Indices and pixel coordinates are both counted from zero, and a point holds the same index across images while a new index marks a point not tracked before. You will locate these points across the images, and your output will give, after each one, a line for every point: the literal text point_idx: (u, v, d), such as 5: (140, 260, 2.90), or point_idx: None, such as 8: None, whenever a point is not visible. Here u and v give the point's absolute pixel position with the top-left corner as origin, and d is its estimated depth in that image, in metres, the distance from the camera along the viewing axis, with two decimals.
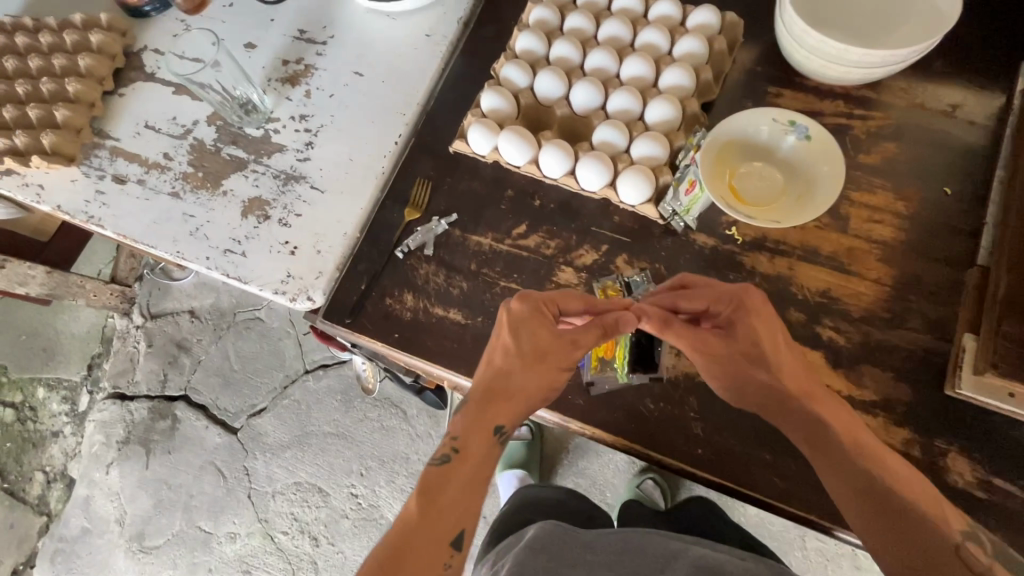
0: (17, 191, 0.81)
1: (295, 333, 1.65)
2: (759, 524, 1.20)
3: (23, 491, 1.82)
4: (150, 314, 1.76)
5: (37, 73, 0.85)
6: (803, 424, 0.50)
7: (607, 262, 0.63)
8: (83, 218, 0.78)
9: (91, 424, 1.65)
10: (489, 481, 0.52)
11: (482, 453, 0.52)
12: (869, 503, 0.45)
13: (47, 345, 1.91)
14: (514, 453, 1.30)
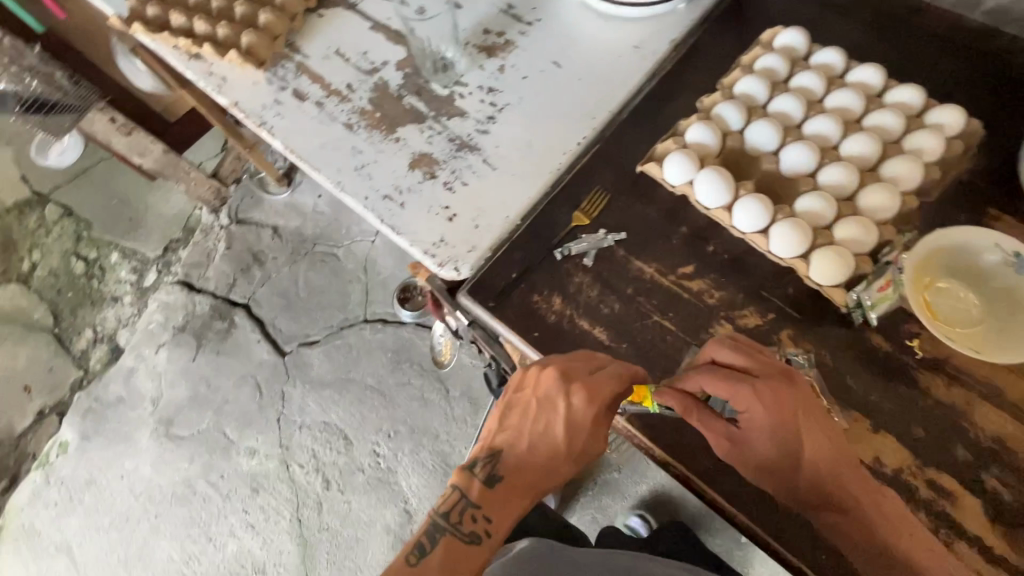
0: (201, 78, 0.83)
1: (365, 280, 1.67)
2: None
3: (70, 341, 1.94)
4: (237, 218, 1.81)
5: None
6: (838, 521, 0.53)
7: (770, 332, 0.61)
8: (255, 121, 0.80)
9: (155, 303, 1.71)
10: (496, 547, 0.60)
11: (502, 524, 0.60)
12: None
13: (133, 216, 2.00)
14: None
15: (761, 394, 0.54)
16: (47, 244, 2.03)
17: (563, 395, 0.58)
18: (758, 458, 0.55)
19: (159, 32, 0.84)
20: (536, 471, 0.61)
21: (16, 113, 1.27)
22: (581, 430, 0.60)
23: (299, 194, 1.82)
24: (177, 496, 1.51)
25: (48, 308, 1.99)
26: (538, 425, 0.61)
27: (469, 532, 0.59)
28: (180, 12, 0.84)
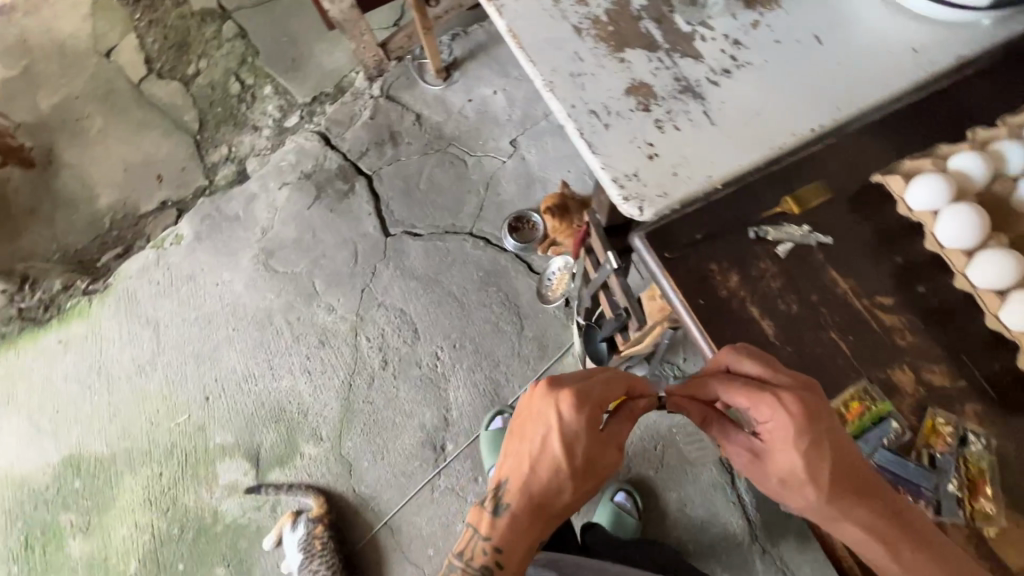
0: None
1: (483, 196, 1.68)
2: None
3: (206, 151, 2.14)
4: (387, 93, 1.85)
5: None
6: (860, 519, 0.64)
7: (932, 377, 0.73)
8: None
9: (292, 143, 1.78)
10: (523, 552, 0.82)
11: (517, 536, 0.81)
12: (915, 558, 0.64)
13: (296, 58, 2.08)
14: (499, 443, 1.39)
15: (779, 415, 0.64)
16: (214, 57, 2.23)
17: (549, 416, 0.75)
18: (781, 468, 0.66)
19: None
20: (541, 494, 0.79)
21: None
22: (574, 440, 0.75)
23: (451, 93, 1.82)
24: (255, 319, 1.60)
25: (198, 113, 2.21)
26: (539, 450, 0.77)
27: (488, 556, 0.82)
28: None
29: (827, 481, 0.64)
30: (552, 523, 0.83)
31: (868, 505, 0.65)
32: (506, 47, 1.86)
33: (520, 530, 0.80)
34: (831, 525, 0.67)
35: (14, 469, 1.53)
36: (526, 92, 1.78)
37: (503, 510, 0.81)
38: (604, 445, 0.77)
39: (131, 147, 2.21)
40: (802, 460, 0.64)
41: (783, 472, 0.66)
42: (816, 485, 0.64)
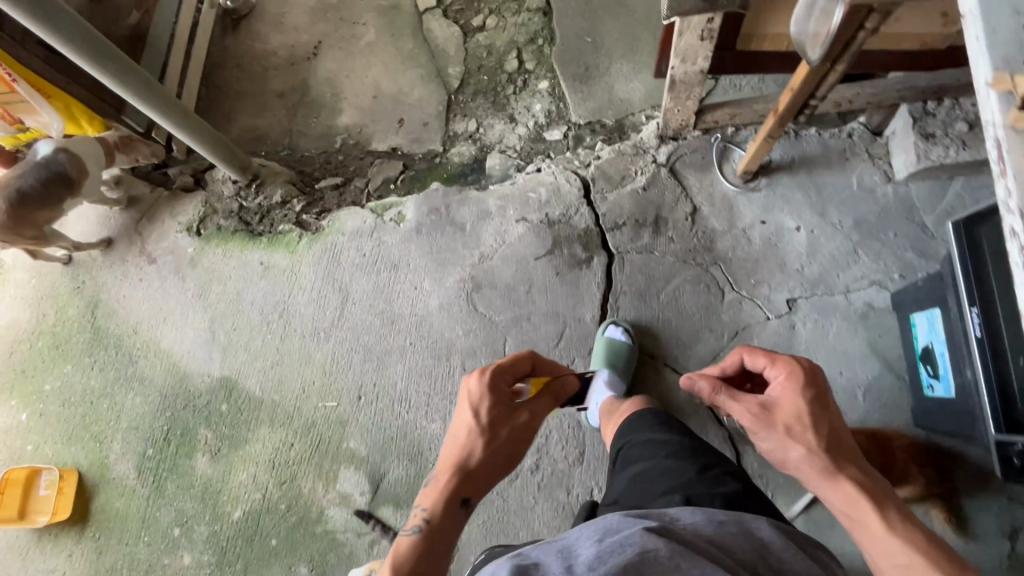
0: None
1: (724, 346, 1.41)
2: None
3: (454, 117, 2.02)
4: (671, 165, 1.58)
5: None
6: (850, 476, 0.80)
7: None
8: None
9: (550, 178, 1.59)
10: (454, 508, 0.90)
11: (447, 494, 0.90)
12: (905, 529, 0.74)
13: (588, 65, 1.83)
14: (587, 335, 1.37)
15: (792, 372, 0.90)
16: (506, 20, 2.03)
17: (466, 391, 0.99)
18: (784, 417, 0.86)
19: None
20: (466, 454, 0.93)
21: None
22: (488, 407, 0.96)
23: (744, 202, 1.52)
24: (434, 346, 1.51)
25: (463, 72, 2.06)
26: (463, 418, 0.96)
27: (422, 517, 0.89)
28: None
29: (826, 435, 0.84)
30: (479, 482, 0.93)
31: (853, 462, 0.82)
32: (836, 177, 1.50)
33: (449, 487, 0.91)
34: (828, 483, 0.81)
35: (182, 362, 1.62)
36: (836, 247, 1.43)
37: (432, 473, 0.95)
38: (513, 415, 0.98)
39: (389, 75, 2.14)
40: (804, 399, 0.87)
41: (789, 417, 0.86)
42: (812, 425, 0.85)
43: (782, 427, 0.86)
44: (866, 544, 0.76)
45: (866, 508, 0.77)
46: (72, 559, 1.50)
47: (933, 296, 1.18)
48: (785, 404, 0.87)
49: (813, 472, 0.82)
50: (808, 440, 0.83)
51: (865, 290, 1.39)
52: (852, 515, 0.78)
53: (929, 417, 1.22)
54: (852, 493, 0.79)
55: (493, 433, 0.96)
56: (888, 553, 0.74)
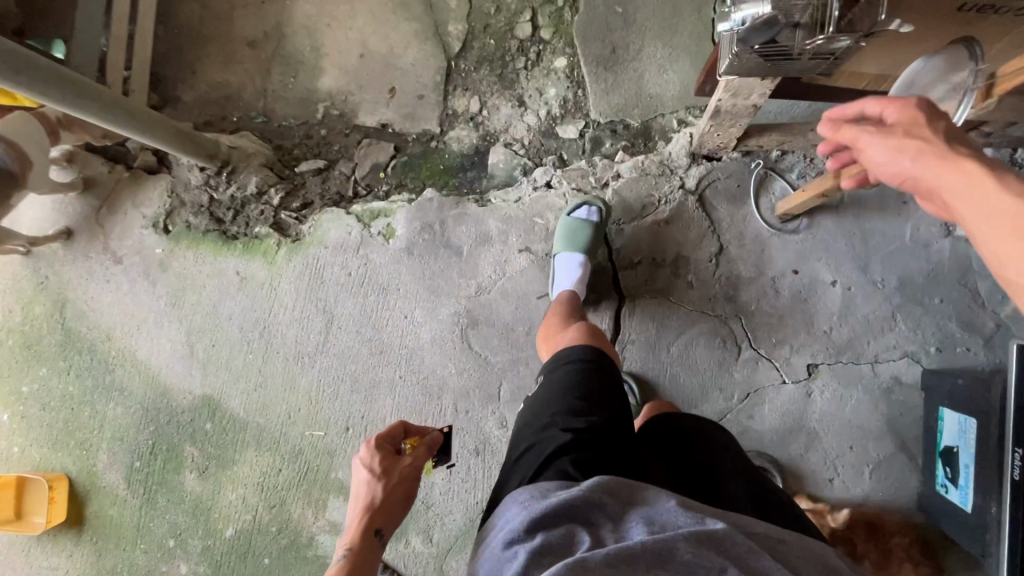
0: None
1: (733, 407, 1.33)
2: None
3: (453, 90, 1.72)
4: (701, 193, 1.37)
5: None
6: (962, 170, 0.61)
7: None
8: None
9: (560, 201, 1.42)
10: (370, 550, 1.00)
11: (359, 540, 1.00)
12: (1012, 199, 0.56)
13: (615, 47, 1.53)
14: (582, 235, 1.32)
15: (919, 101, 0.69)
16: None
17: (360, 455, 1.06)
18: (899, 135, 0.68)
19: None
20: (374, 506, 1.02)
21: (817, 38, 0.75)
22: (382, 468, 1.05)
23: (778, 246, 1.34)
24: (424, 383, 1.42)
25: (466, 30, 1.72)
26: (361, 478, 1.05)
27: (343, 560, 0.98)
28: None
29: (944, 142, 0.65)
30: (389, 524, 1.04)
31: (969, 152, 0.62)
32: (889, 224, 1.30)
33: (361, 531, 1.01)
34: (934, 170, 0.64)
35: (161, 375, 1.54)
36: (873, 310, 1.29)
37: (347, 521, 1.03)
38: (407, 467, 1.07)
39: (377, 26, 1.79)
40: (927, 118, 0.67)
41: (903, 129, 0.68)
42: (928, 134, 0.66)
43: (896, 140, 0.68)
44: (977, 234, 0.58)
45: (981, 181, 0.59)
46: (73, 559, 1.55)
47: (973, 403, 1.06)
48: (908, 121, 0.68)
49: (920, 174, 0.65)
50: (921, 142, 0.66)
51: (895, 361, 1.27)
52: (965, 203, 0.60)
53: (936, 513, 1.17)
54: (959, 183, 0.61)
55: (394, 482, 1.05)
56: (987, 222, 0.57)
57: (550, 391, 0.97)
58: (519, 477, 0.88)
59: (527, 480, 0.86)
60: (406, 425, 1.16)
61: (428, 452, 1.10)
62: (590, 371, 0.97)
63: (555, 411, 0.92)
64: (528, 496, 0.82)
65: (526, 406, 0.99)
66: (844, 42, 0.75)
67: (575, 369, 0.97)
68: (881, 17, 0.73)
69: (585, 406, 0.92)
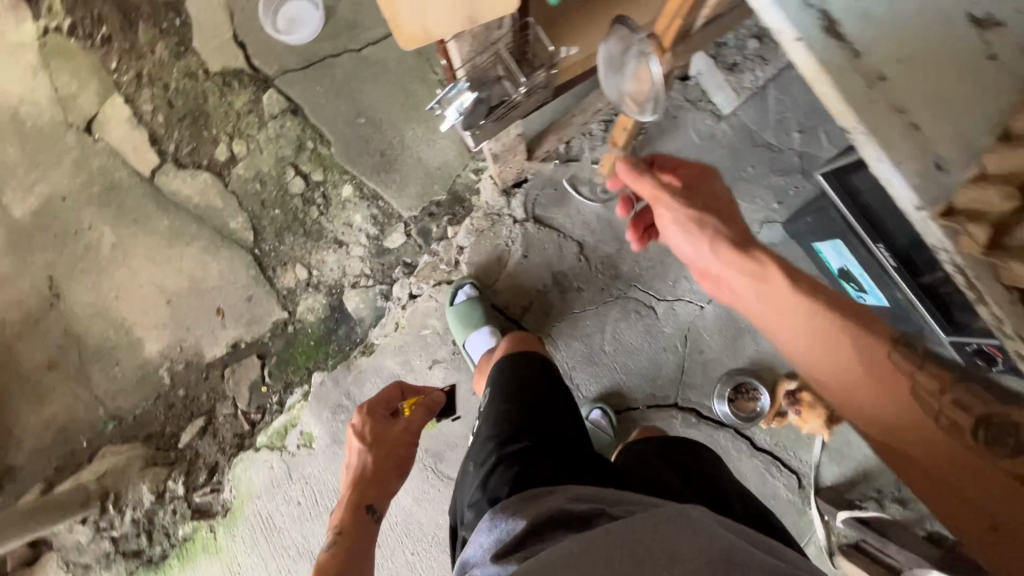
0: (987, 260, 0.50)
1: (683, 356, 1.41)
2: None
3: (273, 272, 1.65)
4: (535, 216, 1.46)
5: None
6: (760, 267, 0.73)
7: None
8: None
9: (431, 303, 1.49)
10: (365, 510, 1.13)
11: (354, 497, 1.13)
12: (828, 320, 0.66)
13: (384, 151, 1.59)
14: (479, 317, 1.37)
15: (699, 173, 0.84)
16: (256, 140, 1.66)
17: (357, 425, 1.18)
18: (694, 206, 0.81)
19: (962, 132, 0.52)
20: (372, 471, 1.15)
21: (516, 91, 0.82)
22: (377, 432, 1.17)
23: (618, 211, 1.45)
24: (438, 538, 1.36)
25: (248, 217, 1.67)
26: (355, 449, 1.17)
27: (340, 520, 1.12)
28: None
29: (721, 220, 0.79)
30: (387, 484, 1.16)
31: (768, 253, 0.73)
32: (678, 140, 1.46)
33: (358, 493, 1.14)
34: (729, 255, 0.76)
35: None
36: None
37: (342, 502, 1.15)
38: (406, 431, 1.18)
39: (162, 267, 1.69)
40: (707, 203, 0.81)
41: (691, 212, 0.80)
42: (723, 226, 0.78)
43: (699, 222, 0.79)
44: (783, 332, 0.70)
45: (776, 285, 0.71)
46: None
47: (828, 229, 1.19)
48: (698, 197, 0.82)
49: (732, 266, 0.75)
50: (717, 230, 0.78)
51: None
52: (763, 296, 0.72)
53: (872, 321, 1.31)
54: (764, 282, 0.72)
55: (391, 445, 1.16)
56: (796, 343, 0.68)
57: (508, 401, 1.05)
58: (492, 491, 0.89)
59: (505, 494, 0.86)
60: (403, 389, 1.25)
61: (424, 413, 1.20)
62: (540, 388, 1.08)
63: (512, 420, 1.00)
64: (515, 508, 0.78)
65: (490, 412, 1.05)
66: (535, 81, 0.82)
67: (520, 380, 1.10)
68: (546, 44, 0.81)
69: (529, 406, 1.03)
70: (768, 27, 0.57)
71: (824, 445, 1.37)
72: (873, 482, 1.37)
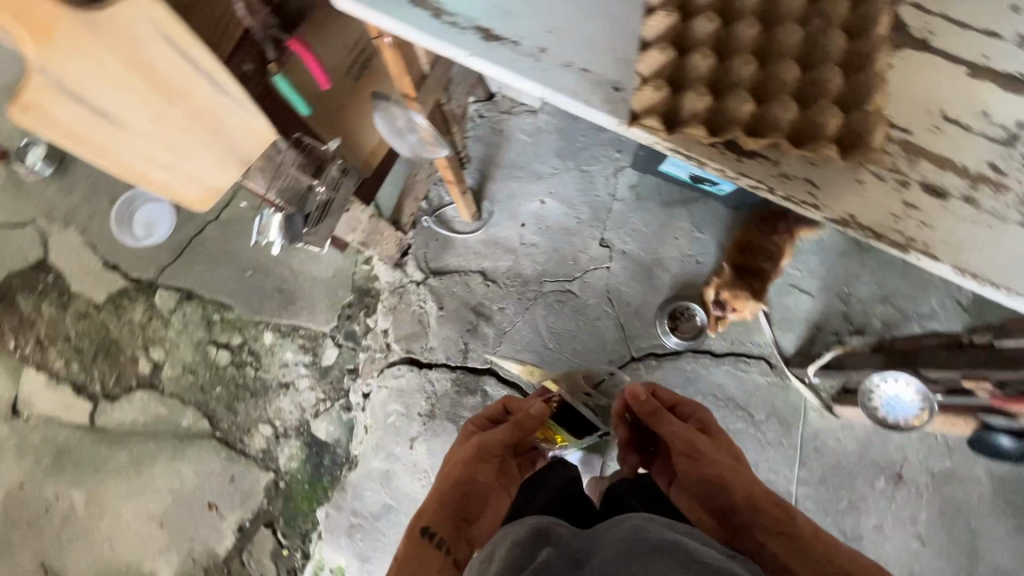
0: (682, 134, 0.61)
1: (616, 315, 1.50)
2: None
3: (242, 443, 1.68)
4: (432, 270, 1.56)
5: (764, 30, 0.61)
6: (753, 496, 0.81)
7: None
8: (858, 229, 0.61)
9: (383, 392, 1.54)
10: None
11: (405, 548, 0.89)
12: (805, 545, 0.74)
13: (282, 287, 1.67)
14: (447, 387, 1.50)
15: (690, 413, 1.02)
16: (168, 339, 1.72)
17: (497, 405, 1.17)
18: (691, 436, 0.92)
19: (618, 54, 0.65)
20: (468, 464, 0.97)
21: (318, 192, 0.93)
22: (503, 407, 1.17)
23: (497, 229, 1.57)
24: None
25: (195, 408, 1.71)
26: (489, 412, 1.16)
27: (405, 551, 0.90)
28: (703, 93, 0.59)
29: (704, 443, 0.91)
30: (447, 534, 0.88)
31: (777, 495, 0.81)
32: (513, 146, 1.61)
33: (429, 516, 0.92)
34: (720, 472, 0.86)
35: None
36: (574, 183, 1.57)
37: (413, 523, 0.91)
38: (519, 419, 1.06)
39: (139, 497, 1.69)
40: (712, 446, 0.91)
41: (701, 444, 0.91)
42: (701, 445, 0.90)
43: (695, 452, 0.89)
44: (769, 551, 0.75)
45: (770, 504, 0.80)
46: None
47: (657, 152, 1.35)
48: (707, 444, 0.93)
49: (727, 479, 0.84)
50: (705, 451, 0.89)
51: (619, 182, 1.56)
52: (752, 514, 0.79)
53: (742, 201, 1.45)
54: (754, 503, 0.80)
55: (487, 445, 1.01)
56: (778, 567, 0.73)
57: None
58: None
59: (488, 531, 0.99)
60: (506, 407, 1.16)
61: (517, 425, 1.04)
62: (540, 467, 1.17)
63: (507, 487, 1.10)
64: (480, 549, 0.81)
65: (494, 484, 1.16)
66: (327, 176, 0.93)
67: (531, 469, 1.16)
68: (320, 146, 0.92)
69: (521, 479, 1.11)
70: (447, 55, 0.68)
71: (769, 322, 1.47)
72: (827, 328, 1.47)
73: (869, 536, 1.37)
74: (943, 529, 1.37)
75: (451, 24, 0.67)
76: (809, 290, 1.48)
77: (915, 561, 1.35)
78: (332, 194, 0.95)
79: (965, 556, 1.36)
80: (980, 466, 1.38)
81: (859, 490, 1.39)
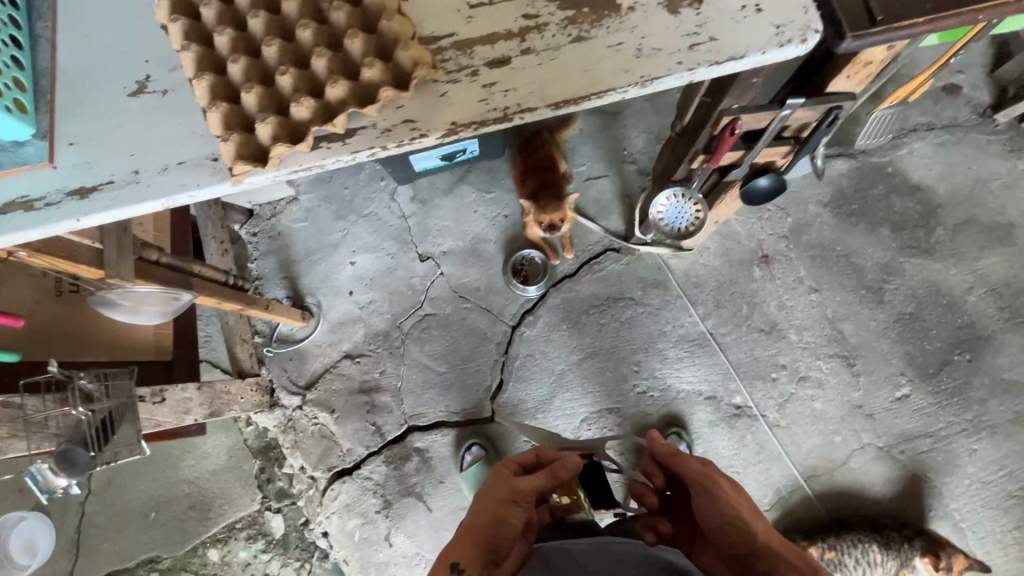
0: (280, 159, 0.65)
1: (476, 304, 1.54)
2: (952, 198, 1.51)
3: None
4: (305, 387, 1.54)
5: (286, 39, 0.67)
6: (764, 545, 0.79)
7: None
8: (467, 128, 0.67)
9: (338, 519, 1.48)
10: None
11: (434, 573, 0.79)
12: None
13: (193, 502, 1.58)
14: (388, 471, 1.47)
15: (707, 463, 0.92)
16: None
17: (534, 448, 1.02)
18: (705, 487, 0.87)
19: (200, 132, 0.69)
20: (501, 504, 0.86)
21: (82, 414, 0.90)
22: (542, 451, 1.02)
23: (333, 311, 1.57)
24: None
25: None
26: (528, 456, 1.01)
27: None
28: (265, 118, 0.63)
29: (726, 489, 0.86)
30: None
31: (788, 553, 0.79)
32: (298, 238, 1.62)
33: (460, 546, 0.82)
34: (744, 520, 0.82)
35: None
36: (367, 229, 1.60)
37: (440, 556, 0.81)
38: (558, 466, 0.92)
39: None
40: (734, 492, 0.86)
41: (722, 491, 0.85)
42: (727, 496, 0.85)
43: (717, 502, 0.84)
44: None
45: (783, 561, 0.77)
46: None
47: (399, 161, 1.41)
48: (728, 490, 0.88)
49: (742, 531, 0.80)
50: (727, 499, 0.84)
51: (401, 202, 1.61)
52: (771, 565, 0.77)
53: (498, 147, 1.54)
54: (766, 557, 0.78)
55: (520, 492, 0.88)
56: None
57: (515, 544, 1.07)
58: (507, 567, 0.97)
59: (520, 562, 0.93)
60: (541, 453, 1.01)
61: (553, 473, 0.91)
62: None
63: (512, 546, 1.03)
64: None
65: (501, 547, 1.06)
66: (77, 393, 0.89)
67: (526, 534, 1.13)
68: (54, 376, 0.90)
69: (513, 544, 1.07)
70: (64, 232, 0.69)
71: (591, 219, 1.55)
72: (634, 190, 1.57)
73: (781, 317, 1.47)
74: (823, 271, 1.49)
75: (45, 207, 0.67)
76: (600, 174, 1.58)
77: (824, 310, 1.47)
78: (106, 406, 0.93)
79: (854, 278, 1.48)
80: (811, 204, 1.52)
81: (749, 290, 1.49)
